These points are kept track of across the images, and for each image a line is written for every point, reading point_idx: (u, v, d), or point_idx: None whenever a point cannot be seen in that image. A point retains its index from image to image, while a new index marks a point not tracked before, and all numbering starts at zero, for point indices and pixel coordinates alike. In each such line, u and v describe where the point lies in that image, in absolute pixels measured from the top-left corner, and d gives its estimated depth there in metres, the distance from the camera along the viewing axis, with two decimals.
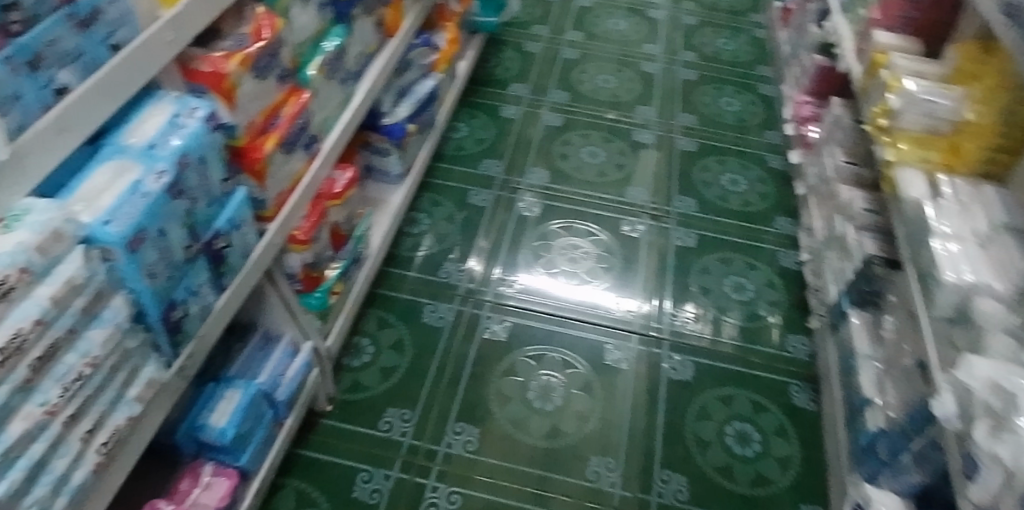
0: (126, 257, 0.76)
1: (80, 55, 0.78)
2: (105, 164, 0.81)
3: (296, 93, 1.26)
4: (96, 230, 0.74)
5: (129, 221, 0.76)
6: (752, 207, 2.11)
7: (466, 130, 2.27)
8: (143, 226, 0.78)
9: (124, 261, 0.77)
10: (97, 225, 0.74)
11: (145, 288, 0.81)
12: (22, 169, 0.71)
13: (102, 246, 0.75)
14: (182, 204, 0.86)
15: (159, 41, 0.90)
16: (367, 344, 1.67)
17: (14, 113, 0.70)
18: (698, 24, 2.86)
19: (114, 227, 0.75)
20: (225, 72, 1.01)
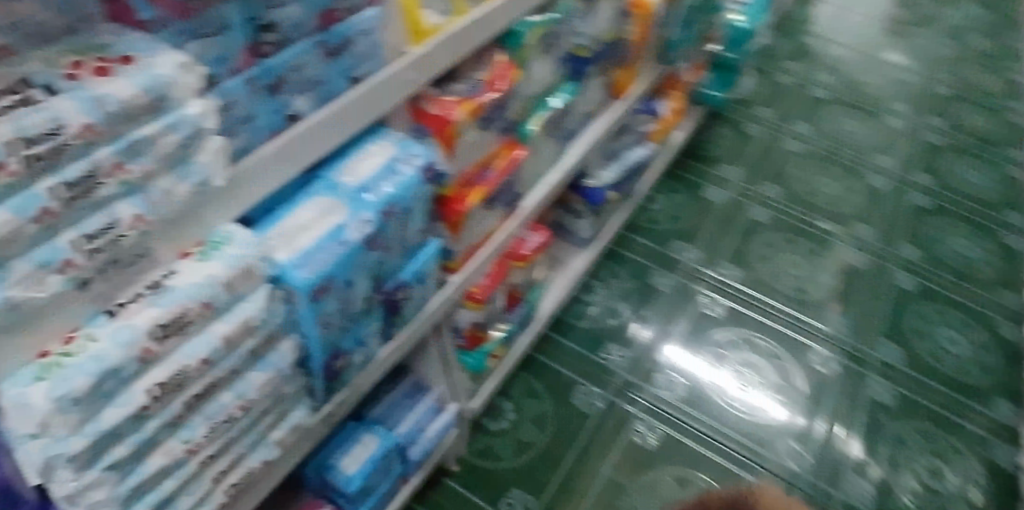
0: (307, 304, 0.72)
1: (320, 84, 0.74)
2: (315, 199, 0.77)
3: (513, 148, 1.15)
4: (286, 272, 0.70)
5: (319, 269, 0.71)
6: (972, 377, 1.74)
7: (663, 204, 2.10)
8: (332, 276, 0.72)
9: (304, 308, 0.72)
10: (288, 266, 0.70)
11: (316, 336, 0.76)
12: (234, 195, 0.67)
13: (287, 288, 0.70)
14: (376, 255, 0.80)
15: (397, 79, 0.85)
16: (509, 408, 1.58)
17: (240, 135, 0.67)
18: (944, 143, 2.44)
19: (304, 272, 0.70)
20: (452, 118, 0.93)
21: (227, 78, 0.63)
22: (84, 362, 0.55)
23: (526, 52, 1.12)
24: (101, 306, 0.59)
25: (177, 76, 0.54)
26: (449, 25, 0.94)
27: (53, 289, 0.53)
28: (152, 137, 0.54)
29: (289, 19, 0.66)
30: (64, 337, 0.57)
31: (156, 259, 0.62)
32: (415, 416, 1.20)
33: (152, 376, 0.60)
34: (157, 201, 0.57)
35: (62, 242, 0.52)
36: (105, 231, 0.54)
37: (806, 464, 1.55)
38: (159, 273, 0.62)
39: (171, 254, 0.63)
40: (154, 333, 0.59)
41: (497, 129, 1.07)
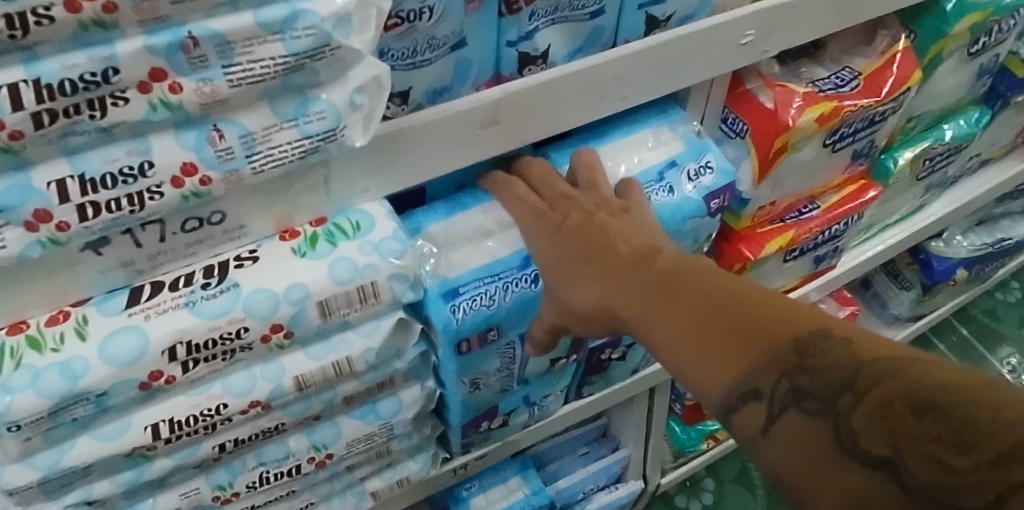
0: (448, 355, 0.45)
1: (595, 16, 0.43)
2: None
3: (863, 184, 0.74)
4: (429, 302, 0.43)
5: (478, 313, 0.43)
6: None
7: (1017, 297, 1.51)
8: (494, 325, 0.44)
9: (442, 358, 0.45)
10: (435, 294, 0.43)
11: (456, 394, 0.49)
12: (391, 163, 0.40)
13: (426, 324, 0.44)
14: None
15: (731, 38, 0.49)
16: (709, 487, 1.19)
17: (435, 68, 0.40)
18: None
19: (455, 313, 0.43)
20: (789, 125, 0.57)
21: None
22: (49, 368, 0.34)
23: (951, 41, 0.67)
24: (130, 278, 0.36)
25: None
26: None
27: (14, 251, 0.31)
28: (237, 39, 0.29)
29: None
30: (59, 309, 0.36)
31: (237, 229, 0.38)
32: (586, 476, 0.91)
33: (168, 407, 0.39)
34: (232, 148, 0.33)
35: (39, 180, 0.30)
36: (124, 177, 0.31)
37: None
38: (237, 250, 0.38)
39: (266, 225, 0.38)
40: (176, 353, 0.36)
41: (853, 150, 0.67)
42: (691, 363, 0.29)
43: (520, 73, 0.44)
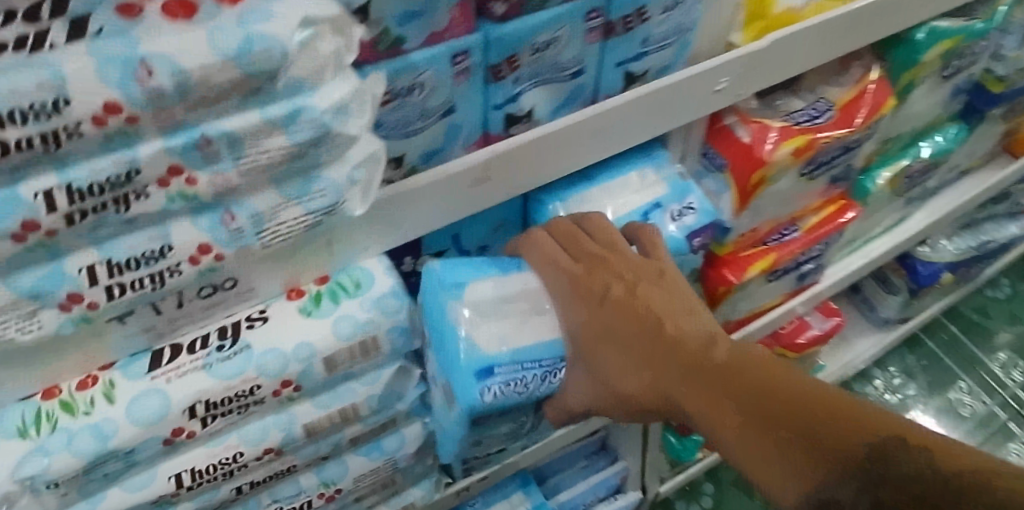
0: (459, 423, 0.44)
1: (576, 75, 0.46)
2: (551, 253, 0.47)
3: (842, 205, 0.77)
4: (461, 380, 0.42)
5: (503, 398, 0.43)
6: None
7: (1008, 293, 1.54)
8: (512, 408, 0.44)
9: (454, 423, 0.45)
10: (468, 373, 0.42)
11: (453, 447, 0.49)
12: (393, 225, 0.43)
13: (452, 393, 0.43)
14: None
15: (707, 87, 0.52)
16: (707, 491, 1.23)
17: (425, 135, 0.43)
18: None
19: (483, 396, 0.42)
20: (765, 160, 0.60)
21: (417, 45, 0.38)
22: (81, 430, 0.37)
23: (924, 68, 0.70)
24: (151, 341, 0.39)
25: (301, 42, 0.31)
26: (815, 14, 0.57)
27: (51, 328, 0.35)
28: (246, 135, 0.32)
29: None
30: (87, 374, 0.39)
31: (249, 291, 0.40)
32: (586, 488, 0.94)
33: (186, 457, 0.42)
34: (243, 227, 0.36)
35: (73, 265, 0.33)
36: (144, 259, 0.34)
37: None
38: (248, 310, 0.41)
39: (275, 286, 0.41)
40: (195, 410, 0.39)
41: (831, 175, 0.71)
42: (783, 469, 0.33)
43: (507, 131, 0.47)
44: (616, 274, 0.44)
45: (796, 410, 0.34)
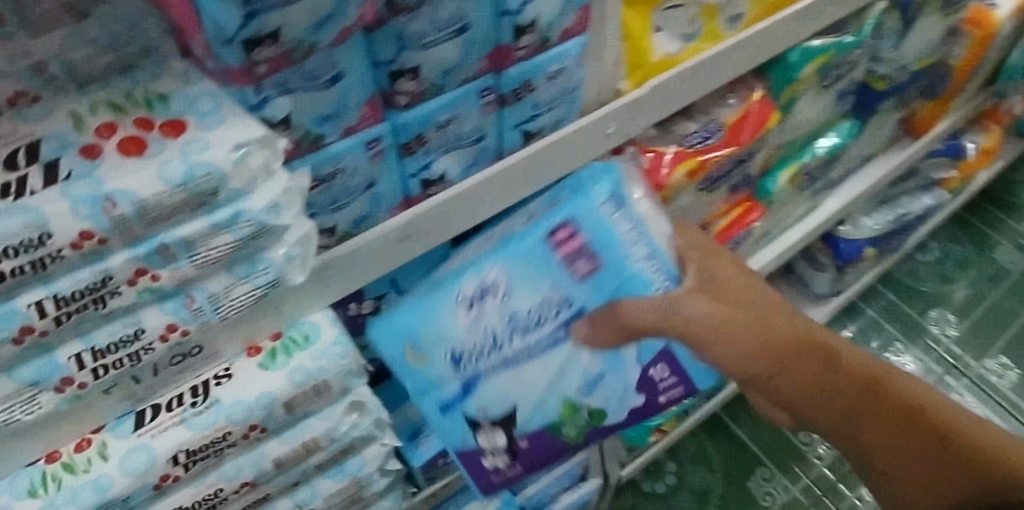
0: (533, 227, 0.58)
1: (479, 140, 0.55)
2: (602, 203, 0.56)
3: (748, 206, 0.88)
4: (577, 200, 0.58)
5: (587, 225, 0.57)
6: None
7: (937, 256, 1.65)
8: (580, 244, 0.57)
9: (521, 232, 0.58)
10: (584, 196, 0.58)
11: (449, 312, 0.58)
12: (331, 282, 0.51)
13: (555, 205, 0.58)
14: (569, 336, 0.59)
15: (598, 130, 0.62)
16: (671, 469, 1.35)
17: (354, 206, 0.51)
18: None
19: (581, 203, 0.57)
20: (663, 184, 0.72)
21: (336, 139, 0.46)
22: (84, 486, 0.45)
23: (802, 83, 0.81)
24: (133, 405, 0.47)
25: (236, 161, 0.38)
26: (690, 56, 0.67)
27: (49, 406, 0.42)
28: (197, 237, 0.40)
29: (442, 64, 0.47)
30: (82, 437, 0.47)
31: (214, 354, 0.48)
32: (549, 480, 1.02)
33: (175, 499, 0.49)
34: (202, 306, 0.43)
35: (62, 356, 0.41)
36: (121, 343, 0.42)
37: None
38: (214, 369, 0.49)
39: (235, 347, 0.49)
40: (178, 458, 0.47)
41: (729, 185, 0.81)
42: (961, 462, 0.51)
43: (425, 192, 0.55)
44: (788, 320, 0.59)
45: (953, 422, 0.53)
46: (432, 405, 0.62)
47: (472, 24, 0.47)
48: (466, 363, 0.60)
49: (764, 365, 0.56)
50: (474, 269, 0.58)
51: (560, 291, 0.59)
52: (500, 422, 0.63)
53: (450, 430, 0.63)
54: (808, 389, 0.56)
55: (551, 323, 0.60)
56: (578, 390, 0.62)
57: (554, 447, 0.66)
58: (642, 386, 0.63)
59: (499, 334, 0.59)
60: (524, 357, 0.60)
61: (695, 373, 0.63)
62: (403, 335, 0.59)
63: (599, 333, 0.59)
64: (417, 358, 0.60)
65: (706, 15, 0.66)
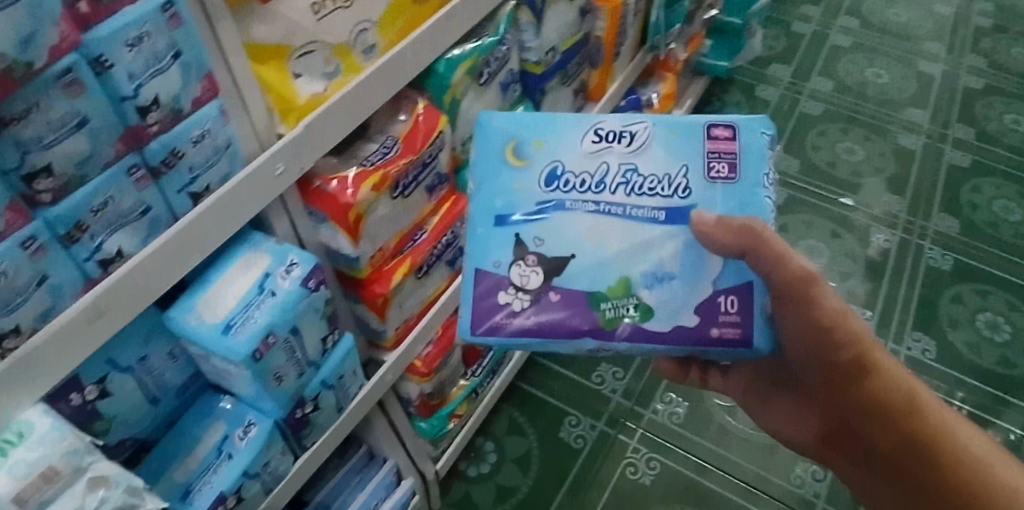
0: (699, 134, 0.71)
1: (145, 212, 0.60)
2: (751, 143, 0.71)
3: (454, 198, 1.00)
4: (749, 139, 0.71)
5: (746, 154, 0.70)
6: (1011, 368, 1.63)
7: None
8: (739, 162, 0.70)
9: (682, 133, 0.72)
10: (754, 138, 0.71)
11: (580, 154, 0.72)
12: (33, 376, 0.55)
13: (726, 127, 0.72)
14: (662, 209, 0.69)
15: (267, 173, 0.69)
16: (490, 448, 1.46)
17: (31, 303, 0.54)
18: (984, 89, 2.20)
19: (751, 137, 0.71)
20: (351, 202, 0.79)
21: None
22: None
23: (458, 87, 0.96)
24: None
25: None
26: (336, 91, 0.77)
27: None
28: None
29: (74, 156, 0.53)
30: None
31: None
32: (366, 496, 1.09)
33: None
34: None
35: None
36: None
37: (830, 481, 1.42)
38: None
39: None
40: None
41: (425, 187, 0.93)
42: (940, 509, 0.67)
43: (107, 271, 0.60)
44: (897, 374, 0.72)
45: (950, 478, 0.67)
46: (486, 216, 0.71)
47: (92, 117, 0.53)
48: (563, 184, 0.71)
49: (848, 359, 0.73)
50: (623, 119, 0.72)
51: (683, 178, 0.70)
52: (548, 262, 0.69)
53: (499, 245, 0.70)
54: (876, 415, 0.72)
55: (661, 197, 0.69)
56: (641, 278, 0.68)
57: (570, 329, 0.68)
58: (704, 312, 0.68)
59: (610, 174, 0.70)
60: (614, 211, 0.69)
61: (756, 325, 0.67)
62: (516, 132, 0.73)
63: (710, 236, 0.66)
64: (519, 160, 0.72)
65: (340, 53, 0.77)
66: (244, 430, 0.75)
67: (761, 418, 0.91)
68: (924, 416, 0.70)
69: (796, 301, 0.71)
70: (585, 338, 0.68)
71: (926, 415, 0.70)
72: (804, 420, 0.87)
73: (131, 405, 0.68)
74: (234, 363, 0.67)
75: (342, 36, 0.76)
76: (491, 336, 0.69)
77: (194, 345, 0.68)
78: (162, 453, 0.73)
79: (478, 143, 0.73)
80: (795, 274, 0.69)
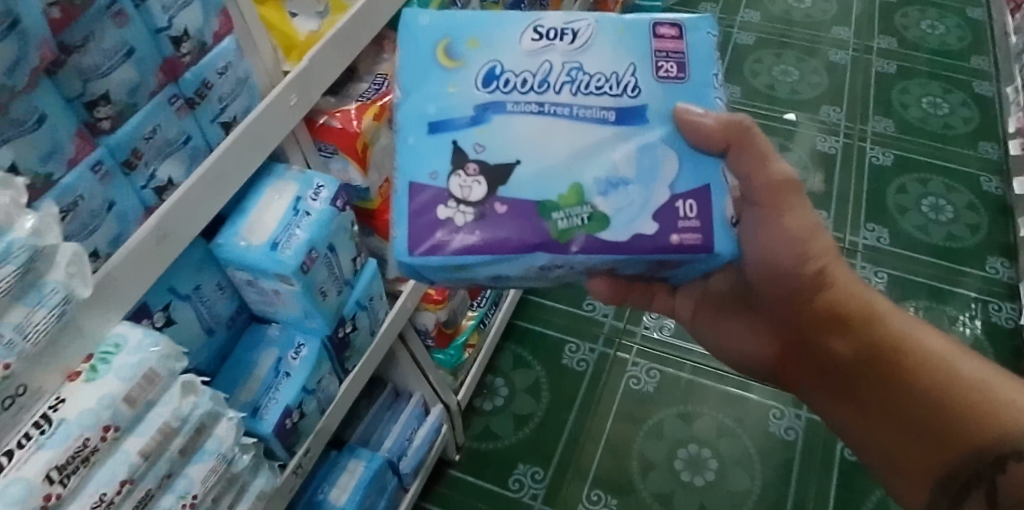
0: (649, 32, 0.67)
1: (186, 141, 0.65)
2: (701, 43, 0.67)
3: None
4: (697, 37, 0.67)
5: (695, 54, 0.67)
6: (959, 242, 1.75)
7: None
8: (690, 63, 0.66)
9: (628, 31, 0.67)
10: (701, 35, 0.67)
11: (518, 55, 0.65)
12: (117, 294, 0.60)
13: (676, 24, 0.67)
14: (613, 112, 0.64)
15: (284, 103, 0.74)
16: (501, 383, 1.54)
17: (105, 227, 0.59)
18: (899, 1, 2.35)
19: (702, 37, 0.67)
20: (357, 131, 0.85)
21: (64, 172, 0.55)
22: None
23: None
24: None
25: None
26: (330, 27, 0.81)
27: None
28: None
29: (125, 84, 0.58)
30: None
31: (38, 391, 0.56)
32: (401, 426, 1.15)
33: None
34: (13, 337, 0.51)
35: None
36: None
37: None
38: (45, 404, 0.56)
39: (55, 380, 0.57)
40: (52, 476, 0.54)
41: None
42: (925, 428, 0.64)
43: (161, 199, 0.64)
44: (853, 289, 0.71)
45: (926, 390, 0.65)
46: (420, 123, 0.65)
47: (136, 47, 0.58)
48: (505, 84, 0.65)
49: (808, 271, 0.71)
50: (565, 16, 0.67)
51: (631, 77, 0.65)
52: (489, 170, 0.63)
53: (435, 155, 0.64)
54: (833, 326, 0.71)
55: (609, 96, 0.64)
56: (595, 185, 0.62)
57: (518, 244, 0.61)
58: (662, 216, 0.62)
59: (554, 73, 0.65)
60: (560, 112, 0.64)
61: (716, 228, 0.62)
62: (448, 30, 0.67)
63: (696, 130, 0.63)
64: (452, 60, 0.66)
65: None
66: (295, 351, 0.81)
67: (711, 339, 0.84)
68: (882, 326, 0.69)
69: (770, 209, 0.70)
70: (537, 253, 0.61)
71: (887, 320, 0.69)
72: (757, 344, 0.81)
73: (191, 335, 0.74)
74: (284, 279, 0.73)
75: None
76: (433, 256, 0.61)
77: (242, 270, 0.73)
78: (224, 381, 0.79)
79: (407, 44, 0.67)
80: (770, 179, 0.68)
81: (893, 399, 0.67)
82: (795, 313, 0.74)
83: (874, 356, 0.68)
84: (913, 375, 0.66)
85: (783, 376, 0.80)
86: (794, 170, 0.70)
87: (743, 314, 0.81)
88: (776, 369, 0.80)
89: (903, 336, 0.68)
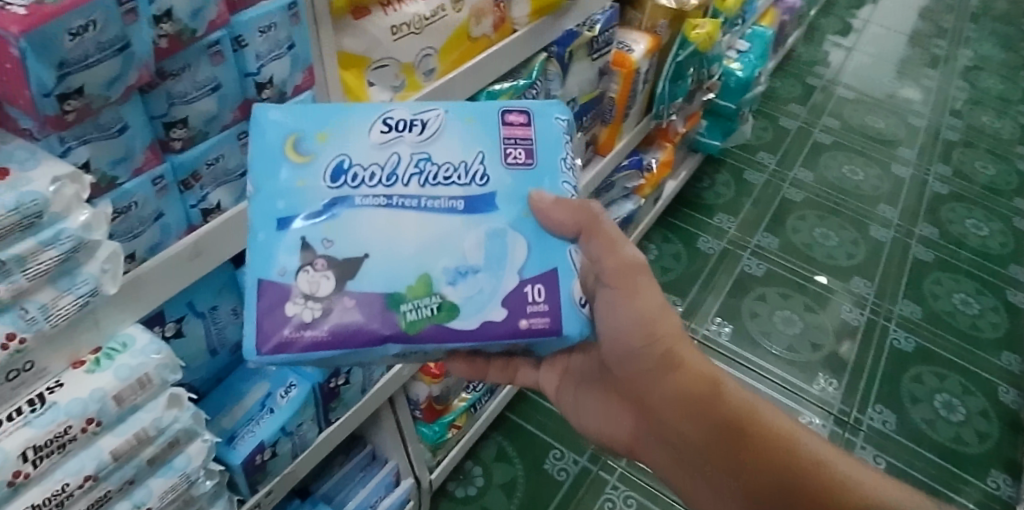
0: (495, 115, 0.68)
1: (243, 174, 0.71)
2: (546, 125, 0.69)
3: None
4: (543, 119, 0.69)
5: (541, 137, 0.68)
6: (965, 446, 1.71)
7: (655, 254, 2.06)
8: (538, 147, 0.67)
9: (471, 120, 0.67)
10: (547, 116, 0.69)
11: (360, 146, 0.65)
12: (134, 298, 0.63)
13: (522, 107, 0.69)
14: (458, 199, 0.64)
15: None
16: (478, 473, 1.53)
17: (148, 234, 0.64)
18: (948, 194, 2.39)
19: (548, 121, 0.69)
20: None
21: (127, 178, 0.60)
22: None
23: None
24: None
25: (54, 191, 0.51)
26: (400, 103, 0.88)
27: None
28: (27, 254, 0.52)
29: (203, 113, 0.64)
30: None
31: (43, 370, 0.58)
32: (367, 492, 1.14)
33: (27, 498, 0.57)
34: (35, 315, 0.54)
35: None
36: None
37: None
38: (44, 385, 0.59)
39: (61, 364, 0.60)
40: (27, 455, 0.56)
41: None
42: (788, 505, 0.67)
43: (206, 220, 0.69)
44: (700, 368, 0.74)
45: (784, 469, 0.68)
46: (267, 220, 0.63)
47: (223, 83, 0.64)
48: (351, 179, 0.64)
49: (657, 350, 0.73)
50: (413, 107, 0.67)
51: (480, 165, 0.66)
52: (337, 265, 0.61)
53: (284, 251, 0.62)
54: (686, 407, 0.72)
55: (458, 185, 0.65)
56: (444, 274, 0.62)
57: (368, 336, 0.60)
58: (512, 303, 0.62)
59: (403, 165, 0.65)
60: (408, 204, 0.63)
61: (565, 312, 0.63)
62: (296, 125, 0.65)
63: (549, 216, 0.64)
64: (300, 155, 0.64)
65: (406, 72, 0.87)
66: (285, 390, 0.84)
67: (572, 416, 0.85)
68: (727, 399, 0.72)
69: (623, 290, 0.71)
70: (387, 344, 0.61)
71: (731, 398, 0.72)
72: (613, 421, 0.81)
73: (195, 351, 0.77)
74: None
75: (410, 57, 0.87)
76: (280, 354, 0.60)
77: None
78: (213, 402, 0.81)
79: (252, 139, 0.64)
80: (620, 262, 0.71)
81: (751, 476, 0.69)
82: (647, 396, 0.75)
83: (729, 432, 0.71)
84: (764, 450, 0.69)
85: (637, 456, 0.80)
86: (644, 255, 0.73)
87: (600, 387, 0.82)
88: (627, 448, 0.80)
89: (749, 409, 0.72)
